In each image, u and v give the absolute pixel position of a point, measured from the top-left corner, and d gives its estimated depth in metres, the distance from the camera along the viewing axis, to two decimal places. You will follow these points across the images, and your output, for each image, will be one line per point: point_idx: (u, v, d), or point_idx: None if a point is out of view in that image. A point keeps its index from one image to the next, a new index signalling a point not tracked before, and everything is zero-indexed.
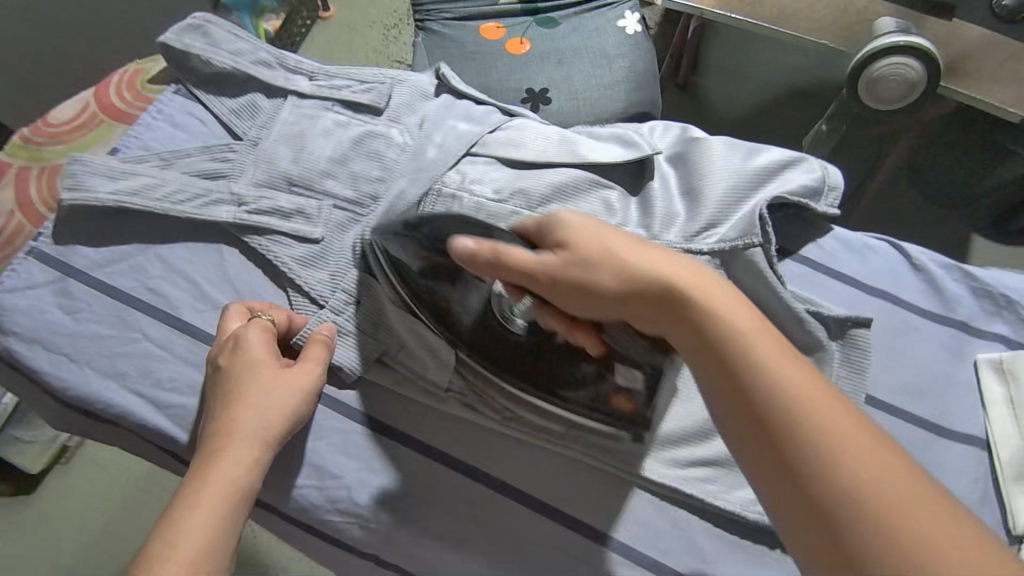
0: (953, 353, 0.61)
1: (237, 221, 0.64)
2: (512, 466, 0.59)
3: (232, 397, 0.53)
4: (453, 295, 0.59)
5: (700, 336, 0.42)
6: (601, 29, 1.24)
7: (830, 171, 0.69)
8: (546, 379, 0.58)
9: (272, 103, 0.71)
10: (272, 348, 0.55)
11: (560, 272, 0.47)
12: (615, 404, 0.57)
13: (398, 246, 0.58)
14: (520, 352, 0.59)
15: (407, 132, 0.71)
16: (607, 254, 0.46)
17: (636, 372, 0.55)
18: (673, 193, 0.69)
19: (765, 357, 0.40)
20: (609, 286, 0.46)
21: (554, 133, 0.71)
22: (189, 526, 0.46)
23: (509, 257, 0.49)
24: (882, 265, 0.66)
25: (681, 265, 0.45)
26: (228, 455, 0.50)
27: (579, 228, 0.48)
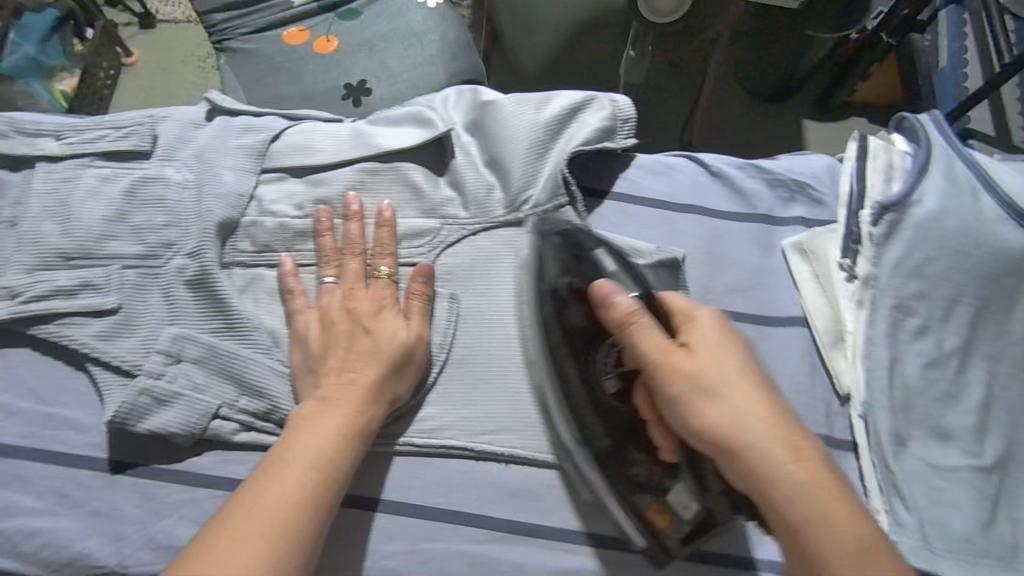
0: (763, 246, 0.65)
1: (13, 316, 0.56)
2: (406, 483, 0.55)
3: (362, 354, 0.54)
4: (581, 324, 0.52)
5: (789, 510, 0.42)
6: (403, 9, 1.20)
7: (620, 101, 0.69)
8: (613, 453, 0.50)
9: (21, 176, 0.63)
10: (405, 317, 0.58)
11: (670, 376, 0.46)
12: (653, 517, 0.50)
13: (553, 259, 0.54)
14: (606, 411, 0.51)
15: (183, 167, 0.64)
16: (725, 389, 0.45)
17: (693, 501, 0.50)
18: (479, 165, 0.66)
19: (854, 554, 0.40)
20: (716, 418, 0.44)
21: (343, 130, 0.68)
22: (275, 496, 0.46)
23: (633, 337, 0.48)
24: (687, 181, 0.68)
25: (789, 433, 0.44)
26: (318, 447, 0.49)
27: (710, 344, 0.47)
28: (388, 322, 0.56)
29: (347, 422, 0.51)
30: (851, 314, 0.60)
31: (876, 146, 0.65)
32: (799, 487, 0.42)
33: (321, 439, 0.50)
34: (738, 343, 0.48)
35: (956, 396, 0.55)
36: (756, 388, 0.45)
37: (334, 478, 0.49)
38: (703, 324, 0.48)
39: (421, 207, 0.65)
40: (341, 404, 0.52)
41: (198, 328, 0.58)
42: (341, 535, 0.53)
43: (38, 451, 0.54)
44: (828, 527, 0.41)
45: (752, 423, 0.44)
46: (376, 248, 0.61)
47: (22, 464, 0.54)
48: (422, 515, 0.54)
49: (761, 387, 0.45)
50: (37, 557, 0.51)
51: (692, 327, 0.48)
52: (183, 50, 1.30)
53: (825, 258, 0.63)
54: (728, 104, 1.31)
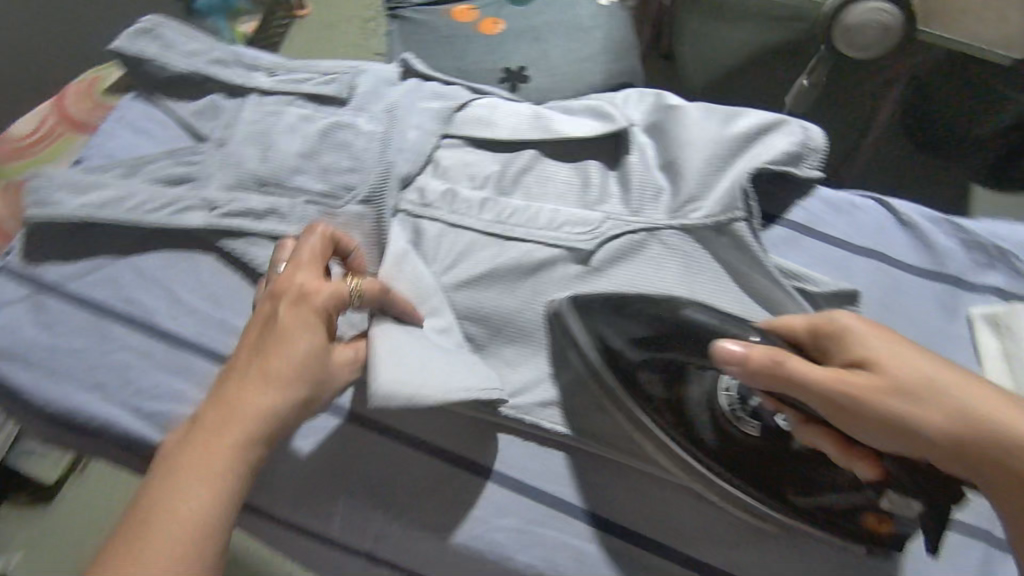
0: (945, 308, 0.61)
1: (208, 225, 0.62)
2: (541, 467, 0.57)
3: (261, 369, 0.47)
4: (660, 391, 0.56)
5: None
6: (574, 2, 1.20)
7: (812, 129, 0.66)
8: (779, 483, 0.53)
9: (233, 101, 0.69)
10: (263, 318, 0.49)
11: (862, 394, 0.42)
12: (868, 523, 0.51)
13: (614, 327, 0.56)
14: (750, 454, 0.54)
15: (372, 119, 0.68)
16: (924, 386, 0.42)
17: (913, 506, 0.47)
18: (651, 166, 0.66)
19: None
20: (930, 419, 0.42)
21: (523, 110, 0.69)
22: (178, 506, 0.41)
23: (796, 376, 0.44)
24: (869, 223, 0.64)
25: (997, 400, 0.41)
26: (152, 531, 0.39)
27: (889, 349, 0.43)
28: (305, 327, 0.49)
29: (218, 464, 0.43)
30: None
31: None
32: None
33: (191, 495, 0.41)
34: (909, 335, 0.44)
35: None
36: (958, 374, 0.43)
37: (213, 537, 0.41)
38: (858, 329, 0.45)
39: (585, 199, 0.65)
40: (178, 500, 0.41)
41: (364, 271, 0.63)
42: (456, 495, 0.56)
43: (209, 351, 0.60)
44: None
45: (966, 405, 0.41)
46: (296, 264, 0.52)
47: (194, 359, 0.59)
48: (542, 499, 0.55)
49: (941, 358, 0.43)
50: None
51: (851, 340, 0.45)
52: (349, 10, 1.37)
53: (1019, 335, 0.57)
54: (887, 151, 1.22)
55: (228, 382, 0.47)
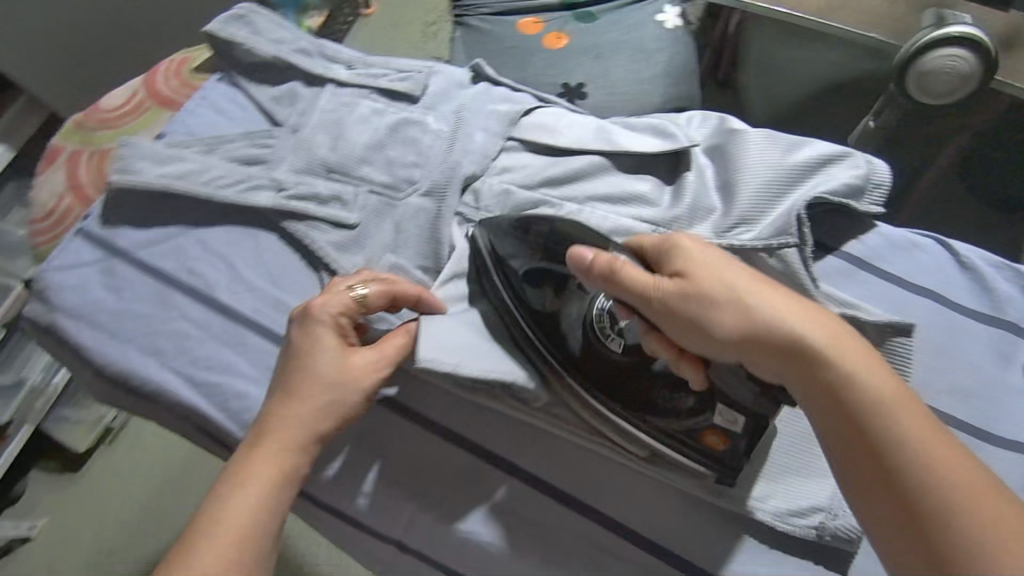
0: (1003, 358, 0.59)
1: (275, 207, 0.65)
2: (571, 470, 0.58)
3: (292, 389, 0.53)
4: (546, 301, 0.56)
5: (827, 390, 0.42)
6: (639, 23, 1.21)
7: (878, 165, 0.65)
8: (636, 400, 0.54)
9: (311, 90, 0.71)
10: (295, 342, 0.55)
11: (670, 296, 0.47)
12: (707, 442, 0.52)
13: (510, 245, 0.58)
14: (610, 369, 0.55)
15: (441, 118, 0.70)
16: (727, 286, 0.46)
17: (738, 416, 0.52)
18: (708, 186, 0.67)
19: (886, 403, 0.40)
20: (719, 319, 0.46)
21: (588, 122, 0.71)
22: (227, 515, 0.48)
23: (624, 279, 0.49)
24: (929, 264, 0.63)
25: (804, 308, 0.45)
26: (205, 543, 0.47)
27: (698, 258, 0.48)
28: (317, 338, 0.54)
29: (263, 481, 0.50)
30: None
31: None
32: (807, 345, 0.43)
33: (239, 508, 0.48)
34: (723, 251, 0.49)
35: None
36: (765, 283, 0.46)
37: (258, 543, 0.48)
38: (683, 243, 0.49)
39: (638, 213, 0.66)
40: (228, 513, 0.48)
41: (414, 263, 0.64)
42: (488, 488, 0.58)
43: (263, 326, 0.62)
44: (869, 394, 0.41)
45: (773, 307, 0.45)
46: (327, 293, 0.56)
47: (250, 332, 0.62)
48: (573, 506, 0.57)
49: (749, 270, 0.47)
50: (243, 415, 0.59)
51: (672, 253, 0.49)
52: (413, 14, 1.42)
53: None
54: (946, 197, 1.17)
55: (271, 404, 0.54)
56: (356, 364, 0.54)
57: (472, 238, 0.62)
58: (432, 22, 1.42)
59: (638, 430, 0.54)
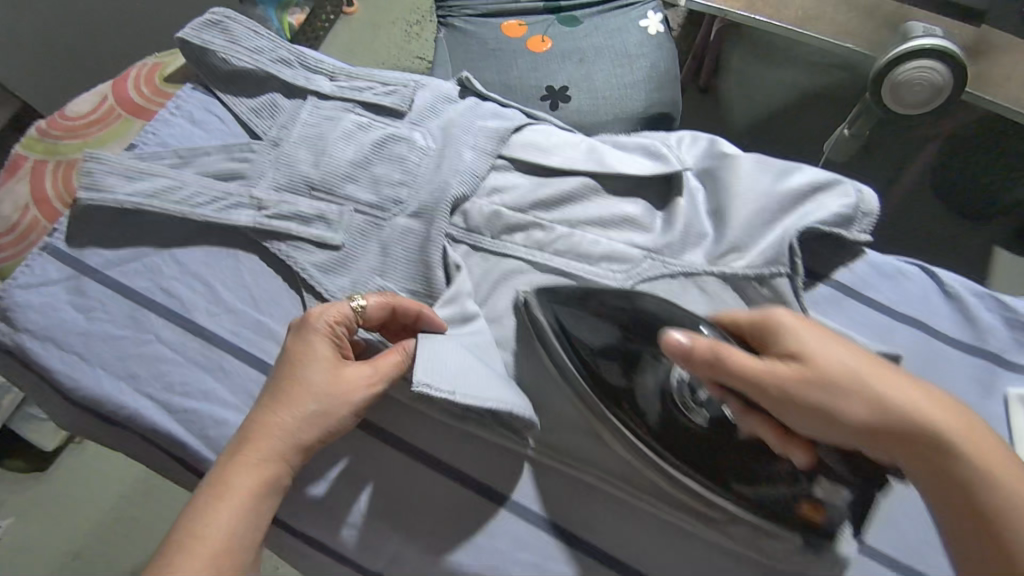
0: (984, 386, 0.60)
1: (256, 226, 0.62)
2: (573, 506, 0.56)
3: (282, 397, 0.52)
4: (619, 378, 0.55)
5: (958, 486, 0.42)
6: (624, 29, 1.20)
7: (867, 193, 0.65)
8: (721, 472, 0.52)
9: (292, 102, 0.69)
10: (290, 363, 0.53)
11: (790, 385, 0.45)
12: (804, 512, 0.51)
13: (574, 318, 0.57)
14: (697, 440, 0.53)
15: (428, 135, 0.68)
16: (852, 376, 0.44)
17: (840, 488, 0.50)
18: (700, 211, 0.66)
19: (1016, 500, 0.41)
20: (848, 408, 0.44)
21: (579, 141, 0.69)
22: (209, 530, 0.46)
23: (733, 369, 0.46)
24: (914, 291, 0.64)
25: (932, 401, 0.44)
26: (185, 561, 0.45)
27: (811, 340, 0.46)
28: (314, 349, 0.53)
29: (247, 495, 0.48)
30: None
31: None
32: (936, 436, 0.43)
33: (222, 523, 0.47)
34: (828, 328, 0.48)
35: None
36: (877, 365, 0.45)
37: (240, 558, 0.47)
38: (798, 324, 0.47)
39: (630, 237, 0.65)
40: (208, 528, 0.46)
41: (401, 287, 0.62)
42: (475, 520, 0.56)
43: (241, 351, 0.59)
44: (1003, 492, 0.41)
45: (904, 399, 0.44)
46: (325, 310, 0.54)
47: (228, 358, 0.59)
48: (566, 538, 0.56)
49: (864, 354, 0.46)
50: (220, 446, 0.56)
51: (779, 333, 0.47)
52: None
53: None
54: (921, 211, 1.18)
55: (257, 413, 0.52)
56: (348, 376, 0.53)
57: (524, 305, 0.60)
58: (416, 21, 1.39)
59: (729, 502, 0.52)
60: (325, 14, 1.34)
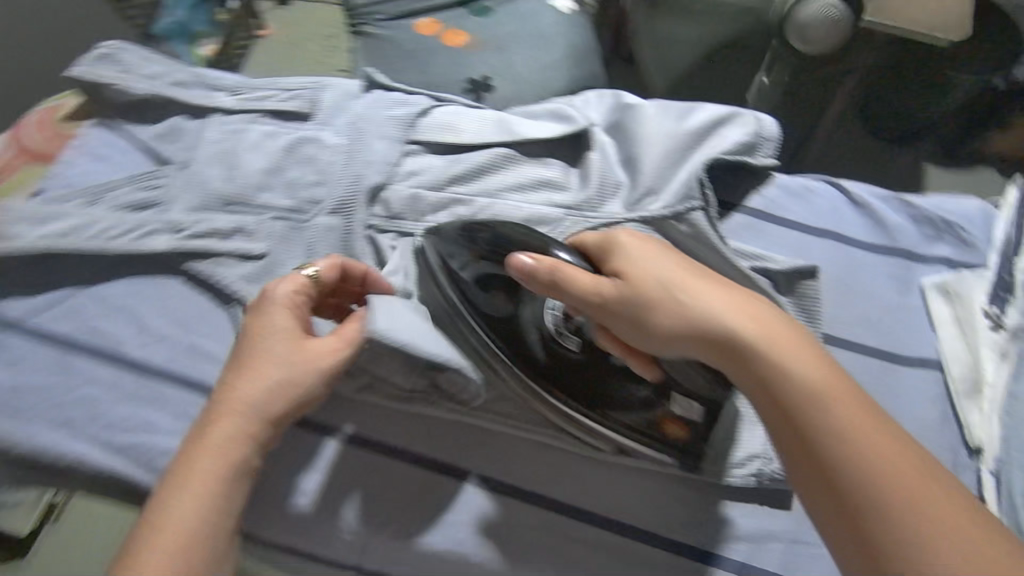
0: (901, 283, 0.64)
1: (174, 249, 0.62)
2: (519, 465, 0.58)
3: (241, 371, 0.50)
4: (504, 308, 0.57)
5: (776, 398, 0.42)
6: (535, 11, 1.22)
7: (766, 120, 0.68)
8: (594, 395, 0.56)
9: (195, 123, 0.68)
10: (245, 343, 0.52)
11: (612, 298, 0.49)
12: (669, 432, 0.55)
13: (458, 254, 0.58)
14: (574, 370, 0.57)
15: (337, 133, 0.68)
16: (675, 291, 0.47)
17: (693, 403, 0.55)
18: (614, 162, 0.67)
19: (822, 394, 0.41)
20: (659, 318, 0.47)
21: (487, 115, 0.70)
22: (176, 517, 0.45)
23: (566, 282, 0.50)
24: (824, 206, 0.67)
25: (757, 318, 0.45)
26: (149, 550, 0.44)
27: (634, 259, 0.50)
28: (272, 323, 0.52)
29: (213, 477, 0.47)
30: (992, 365, 0.58)
31: None
32: (747, 341, 0.44)
33: (186, 509, 0.45)
34: (663, 247, 0.51)
35: None
36: (704, 283, 0.47)
37: (214, 542, 0.46)
38: (631, 247, 0.50)
39: (550, 198, 0.66)
40: (168, 520, 0.45)
41: None
42: (435, 499, 0.57)
43: (179, 376, 0.59)
44: (823, 401, 0.41)
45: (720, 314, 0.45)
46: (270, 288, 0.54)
47: (167, 386, 0.59)
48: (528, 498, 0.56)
49: (690, 270, 0.48)
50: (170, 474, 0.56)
51: (613, 251, 0.51)
52: (314, 30, 1.35)
53: (969, 302, 0.61)
54: (840, 147, 1.25)
55: (213, 396, 0.50)
56: (313, 347, 0.52)
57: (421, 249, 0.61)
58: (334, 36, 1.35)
59: (608, 426, 0.56)
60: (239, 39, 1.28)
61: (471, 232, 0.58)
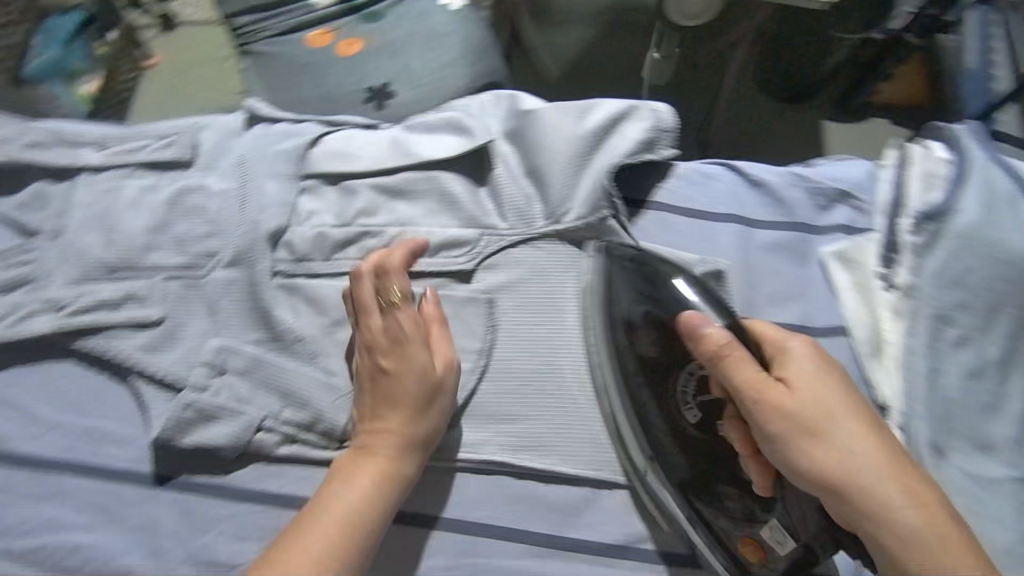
0: (803, 257, 0.67)
1: (57, 328, 0.57)
2: (473, 498, 0.56)
3: (388, 381, 0.54)
4: (651, 351, 0.57)
5: (883, 530, 0.45)
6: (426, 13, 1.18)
7: (661, 111, 0.68)
8: (693, 480, 0.54)
9: (62, 186, 0.63)
10: (386, 335, 0.55)
11: (775, 407, 0.47)
12: (744, 548, 0.52)
13: (625, 293, 0.58)
14: (685, 440, 0.55)
15: (223, 176, 0.64)
16: (826, 419, 0.47)
17: (789, 538, 0.51)
18: (518, 176, 0.66)
19: (940, 554, 0.44)
20: (821, 453, 0.46)
21: (381, 138, 0.68)
22: (336, 516, 0.49)
23: (730, 372, 0.49)
24: (724, 190, 0.69)
25: (881, 449, 0.46)
26: (311, 555, 0.47)
27: (807, 378, 0.48)
28: (412, 358, 0.54)
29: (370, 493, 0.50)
30: (890, 324, 0.63)
31: (917, 153, 0.68)
32: (885, 495, 0.45)
33: (349, 505, 0.49)
34: (833, 368, 0.49)
35: (997, 406, 0.59)
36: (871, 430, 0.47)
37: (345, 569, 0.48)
38: (796, 352, 0.49)
39: (459, 217, 0.65)
40: (329, 528, 0.48)
41: (242, 339, 0.58)
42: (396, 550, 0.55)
43: (81, 464, 0.54)
44: (933, 559, 0.44)
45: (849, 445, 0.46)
46: (387, 276, 0.58)
47: (66, 477, 0.54)
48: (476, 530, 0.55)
49: (858, 409, 0.48)
50: (81, 573, 0.50)
51: (785, 358, 0.50)
52: (201, 50, 1.24)
53: (864, 267, 0.66)
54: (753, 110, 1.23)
55: (370, 399, 0.54)
56: (438, 363, 0.56)
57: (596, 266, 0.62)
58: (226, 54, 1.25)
59: (684, 510, 0.54)
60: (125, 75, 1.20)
61: (643, 275, 0.57)
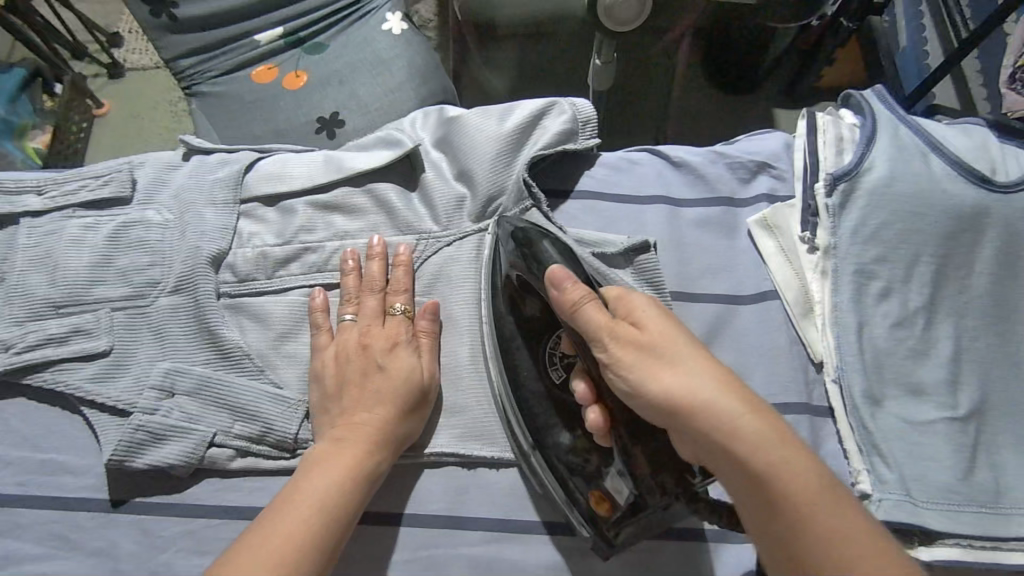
0: (730, 229, 0.70)
1: (7, 368, 0.58)
2: (439, 497, 0.57)
3: (369, 374, 0.56)
4: (535, 314, 0.59)
5: (730, 445, 0.42)
6: None
7: (580, 103, 0.71)
8: (548, 439, 0.56)
9: (5, 233, 0.65)
10: (380, 334, 0.59)
11: (620, 343, 0.47)
12: (592, 501, 0.52)
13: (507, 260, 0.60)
14: (555, 399, 0.57)
15: (163, 209, 0.66)
16: (669, 350, 0.46)
17: (624, 487, 0.50)
18: (448, 178, 0.69)
19: (793, 475, 0.41)
20: (667, 381, 0.44)
21: (316, 156, 0.70)
22: (313, 492, 0.50)
23: (582, 317, 0.49)
24: (649, 173, 0.73)
25: (724, 375, 0.44)
26: (287, 523, 0.47)
27: (652, 319, 0.47)
28: (403, 359, 0.57)
29: (352, 472, 0.51)
30: (817, 286, 0.65)
31: (824, 122, 0.71)
32: (733, 419, 0.42)
33: (325, 485, 0.50)
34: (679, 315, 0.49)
35: (926, 351, 0.60)
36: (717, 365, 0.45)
37: (324, 537, 0.48)
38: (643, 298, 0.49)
39: (395, 224, 0.67)
40: (307, 503, 0.49)
41: (191, 361, 0.60)
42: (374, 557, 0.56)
43: (37, 497, 0.56)
44: (782, 462, 0.41)
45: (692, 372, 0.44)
46: (392, 285, 0.62)
47: (27, 510, 0.56)
48: (432, 523, 0.56)
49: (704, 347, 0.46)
50: None
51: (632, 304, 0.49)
52: (153, 98, 1.28)
53: (787, 232, 0.68)
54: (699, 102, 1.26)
55: (347, 388, 0.56)
56: (426, 370, 0.58)
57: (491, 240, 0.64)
58: (178, 100, 1.29)
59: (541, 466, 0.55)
60: (75, 125, 1.20)
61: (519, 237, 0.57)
